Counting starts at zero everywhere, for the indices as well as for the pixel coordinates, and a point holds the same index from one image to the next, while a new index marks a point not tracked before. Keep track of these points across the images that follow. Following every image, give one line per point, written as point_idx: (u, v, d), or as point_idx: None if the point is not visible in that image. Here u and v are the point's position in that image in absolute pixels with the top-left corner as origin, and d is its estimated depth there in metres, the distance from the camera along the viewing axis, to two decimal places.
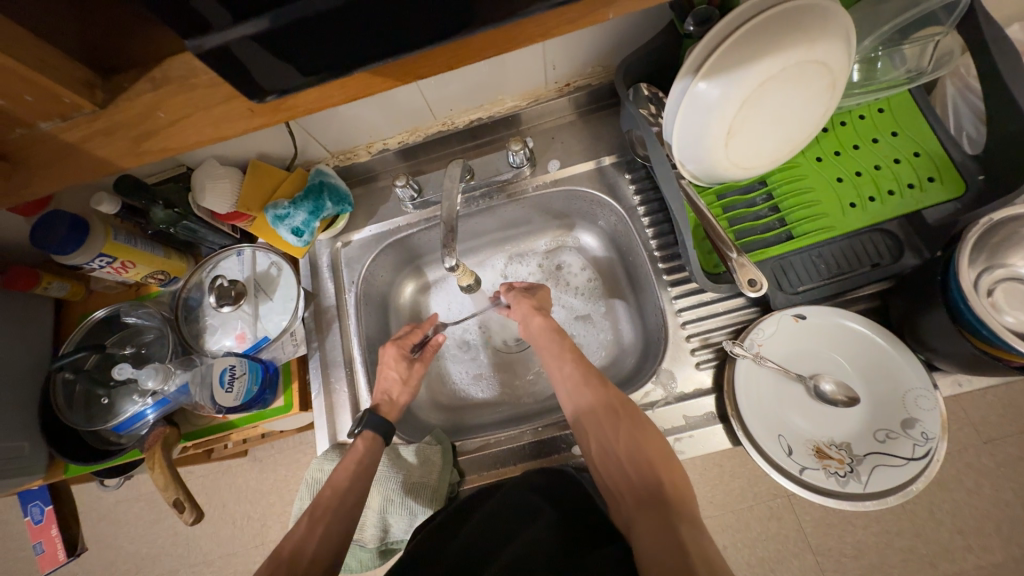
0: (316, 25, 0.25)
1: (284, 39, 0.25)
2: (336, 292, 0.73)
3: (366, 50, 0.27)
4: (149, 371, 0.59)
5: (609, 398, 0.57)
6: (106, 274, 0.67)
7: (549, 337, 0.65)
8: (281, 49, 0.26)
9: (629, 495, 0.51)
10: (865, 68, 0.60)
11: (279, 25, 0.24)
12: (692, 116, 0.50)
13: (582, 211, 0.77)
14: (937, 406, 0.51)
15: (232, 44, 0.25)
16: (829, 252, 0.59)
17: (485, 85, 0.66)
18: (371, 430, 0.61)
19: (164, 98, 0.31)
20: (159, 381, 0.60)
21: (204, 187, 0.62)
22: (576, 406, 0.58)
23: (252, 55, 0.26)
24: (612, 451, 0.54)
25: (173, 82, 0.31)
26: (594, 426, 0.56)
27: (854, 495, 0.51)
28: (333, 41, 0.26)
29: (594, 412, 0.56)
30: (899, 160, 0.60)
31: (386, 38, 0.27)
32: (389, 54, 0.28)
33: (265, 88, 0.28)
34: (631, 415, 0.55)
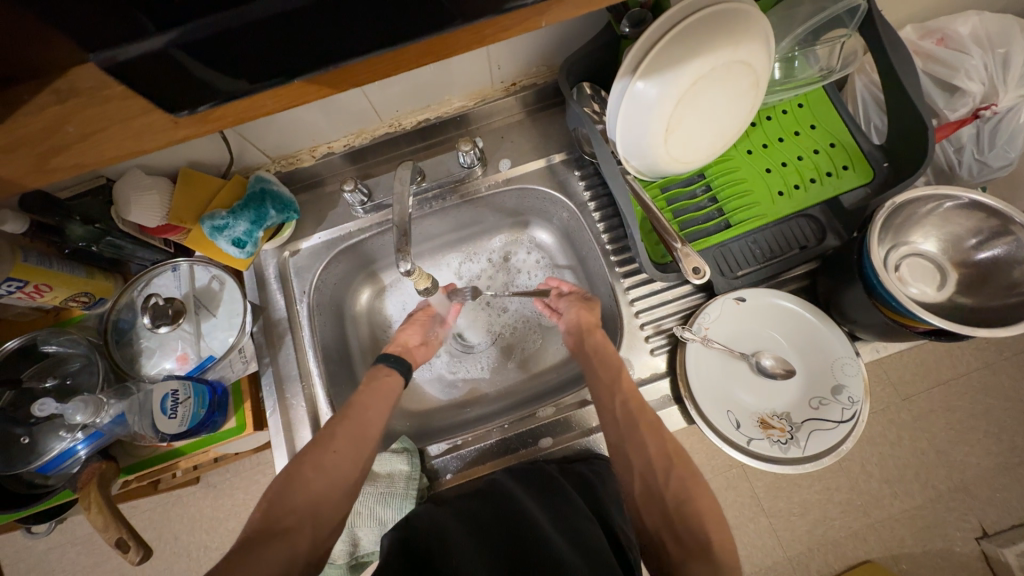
0: (239, 38, 0.24)
1: (205, 49, 0.24)
2: (287, 303, 0.70)
3: (297, 60, 0.27)
4: (77, 404, 0.53)
5: (664, 442, 0.53)
6: (15, 300, 0.60)
7: (603, 360, 0.60)
8: (201, 61, 0.25)
9: (672, 544, 0.46)
10: (785, 67, 0.65)
11: (198, 39, 0.23)
12: (632, 115, 0.53)
13: (536, 208, 0.78)
14: (859, 371, 0.57)
15: (144, 56, 0.23)
16: (763, 238, 0.64)
17: (432, 85, 0.65)
18: (393, 368, 0.63)
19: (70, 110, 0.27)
20: (89, 414, 0.54)
21: (128, 200, 0.57)
22: (624, 437, 0.54)
23: (171, 68, 0.24)
24: (658, 491, 0.50)
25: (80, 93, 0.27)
26: (643, 466, 0.52)
27: (795, 458, 0.55)
28: (260, 51, 0.25)
29: (644, 452, 0.52)
30: (819, 151, 0.66)
31: (319, 48, 0.26)
32: (320, 63, 0.27)
33: (187, 100, 0.27)
34: (683, 461, 0.51)
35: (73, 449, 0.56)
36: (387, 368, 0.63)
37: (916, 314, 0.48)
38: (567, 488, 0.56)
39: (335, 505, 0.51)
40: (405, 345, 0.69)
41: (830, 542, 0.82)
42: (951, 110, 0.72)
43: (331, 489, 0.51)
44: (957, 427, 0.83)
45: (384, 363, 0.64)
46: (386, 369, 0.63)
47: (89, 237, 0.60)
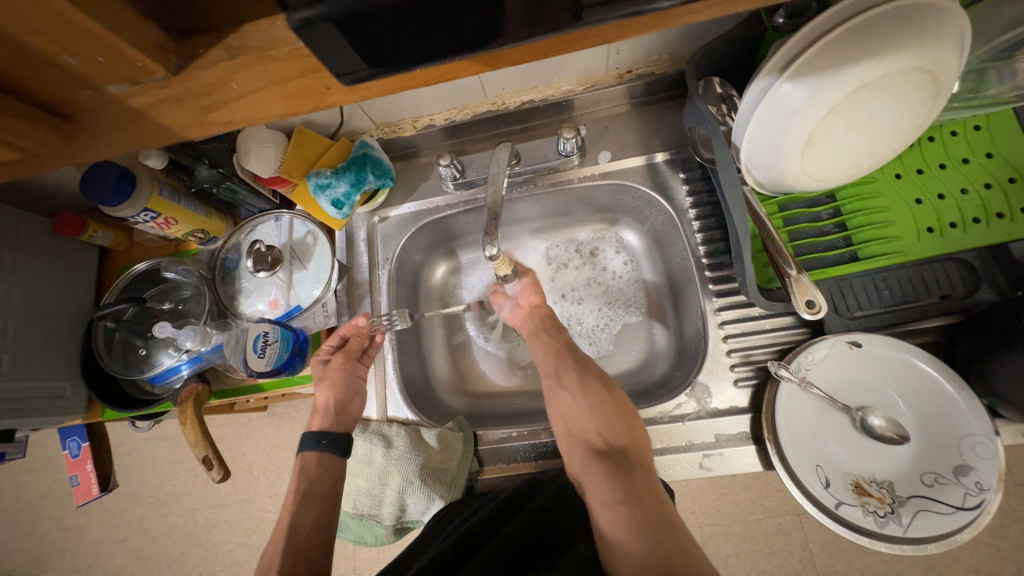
0: (399, 10, 0.23)
1: (359, 20, 0.23)
2: (370, 267, 0.72)
3: (446, 39, 0.25)
4: (188, 332, 0.59)
5: (589, 368, 0.60)
6: (149, 228, 0.68)
7: (544, 322, 0.67)
8: (348, 35, 0.23)
9: (583, 448, 0.54)
10: (973, 80, 0.53)
11: (358, 9, 0.22)
12: (769, 119, 0.47)
13: (627, 207, 0.73)
14: (997, 456, 0.47)
15: (307, 24, 0.22)
16: (896, 279, 0.55)
17: (541, 66, 0.62)
18: (310, 453, 0.60)
19: (234, 70, 0.28)
20: (198, 341, 0.60)
21: (249, 150, 0.62)
22: (552, 366, 0.62)
23: (326, 40, 0.24)
24: (580, 408, 0.57)
25: (250, 52, 0.27)
26: (570, 386, 0.59)
27: (893, 537, 0.48)
28: (414, 27, 0.24)
29: (567, 378, 0.60)
30: (992, 186, 0.55)
31: (469, 28, 0.24)
32: (474, 44, 0.26)
33: (334, 71, 0.26)
34: (607, 388, 0.58)
35: (177, 367, 0.63)
36: (316, 458, 0.60)
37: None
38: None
39: None
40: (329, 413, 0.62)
41: None
42: None
43: None
44: None
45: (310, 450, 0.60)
46: (316, 458, 0.60)
47: (212, 180, 0.65)
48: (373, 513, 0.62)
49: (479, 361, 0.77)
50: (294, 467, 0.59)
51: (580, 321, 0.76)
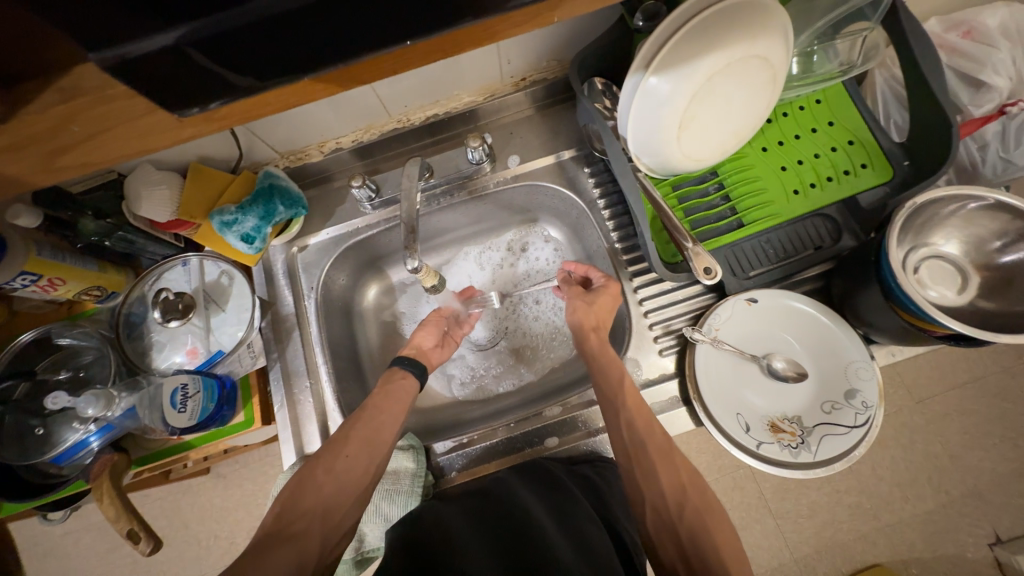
0: (235, 38, 0.23)
1: (195, 48, 0.23)
2: (295, 299, 0.70)
3: (294, 60, 0.26)
4: (88, 398, 0.54)
5: (677, 470, 0.51)
6: (31, 293, 0.61)
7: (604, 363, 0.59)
8: (187, 62, 0.24)
9: None
10: (803, 62, 0.62)
11: (192, 38, 0.23)
12: (644, 111, 0.52)
13: (545, 205, 0.77)
14: (874, 376, 0.56)
15: (144, 59, 0.23)
16: (776, 238, 0.63)
17: (440, 80, 0.65)
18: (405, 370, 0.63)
19: (73, 108, 0.26)
20: (101, 408, 0.55)
21: (139, 195, 0.58)
22: (632, 471, 0.52)
23: (168, 70, 0.24)
24: (673, 525, 0.48)
25: (83, 92, 0.26)
26: (655, 493, 0.50)
27: (806, 463, 0.55)
28: (260, 51, 0.24)
29: (650, 468, 0.51)
30: (835, 149, 0.64)
31: (315, 48, 0.25)
32: (321, 64, 0.27)
33: (185, 101, 0.26)
34: (701, 498, 0.50)
35: (86, 440, 0.57)
36: (402, 372, 0.63)
37: (936, 319, 0.47)
38: (574, 489, 0.56)
39: (344, 514, 0.51)
40: (420, 347, 0.69)
41: (838, 545, 0.81)
42: (975, 107, 0.69)
43: (340, 492, 0.52)
44: (972, 432, 0.81)
45: (399, 366, 0.64)
46: (401, 372, 0.63)
47: (101, 233, 0.60)
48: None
49: (437, 387, 0.76)
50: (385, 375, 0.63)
51: (536, 312, 0.78)
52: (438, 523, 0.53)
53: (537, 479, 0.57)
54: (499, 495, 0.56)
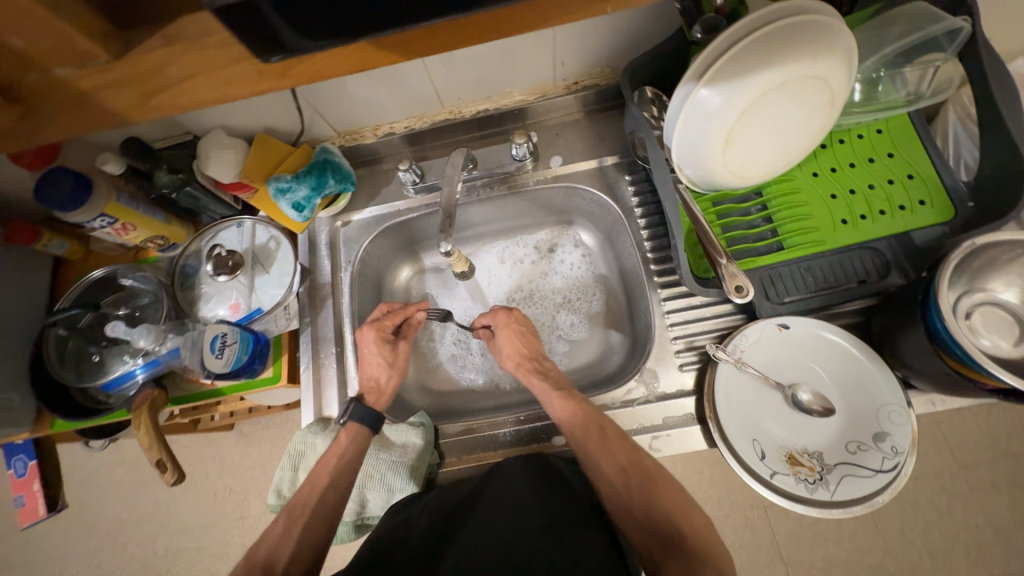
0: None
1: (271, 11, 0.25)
2: (333, 270, 0.74)
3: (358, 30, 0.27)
4: (142, 331, 0.61)
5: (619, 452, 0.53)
6: (107, 234, 0.68)
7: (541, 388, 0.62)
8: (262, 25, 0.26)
9: (652, 545, 0.47)
10: (867, 88, 0.61)
11: None
12: (692, 122, 0.52)
13: (581, 209, 0.78)
14: (909, 422, 0.52)
15: (229, 9, 0.24)
16: (818, 266, 0.61)
17: (493, 76, 0.67)
18: (356, 422, 0.61)
19: (174, 55, 0.29)
20: (152, 341, 0.61)
21: (210, 156, 0.64)
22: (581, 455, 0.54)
23: (245, 29, 0.26)
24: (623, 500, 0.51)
25: (184, 40, 0.29)
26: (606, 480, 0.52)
27: (821, 502, 0.52)
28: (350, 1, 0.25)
29: (597, 455, 0.53)
30: (893, 181, 0.61)
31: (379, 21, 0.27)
32: (380, 37, 0.28)
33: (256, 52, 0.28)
34: (639, 469, 0.52)
35: (132, 372, 0.62)
36: (356, 428, 0.61)
37: (987, 369, 0.44)
38: (575, 492, 0.56)
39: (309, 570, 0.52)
40: (376, 382, 0.66)
41: None
42: None
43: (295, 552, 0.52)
44: None
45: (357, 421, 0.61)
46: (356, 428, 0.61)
47: (172, 186, 0.65)
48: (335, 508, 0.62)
49: (448, 373, 0.78)
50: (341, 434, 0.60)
51: (552, 315, 0.79)
52: (419, 522, 0.54)
53: (548, 479, 0.56)
54: (501, 491, 0.55)
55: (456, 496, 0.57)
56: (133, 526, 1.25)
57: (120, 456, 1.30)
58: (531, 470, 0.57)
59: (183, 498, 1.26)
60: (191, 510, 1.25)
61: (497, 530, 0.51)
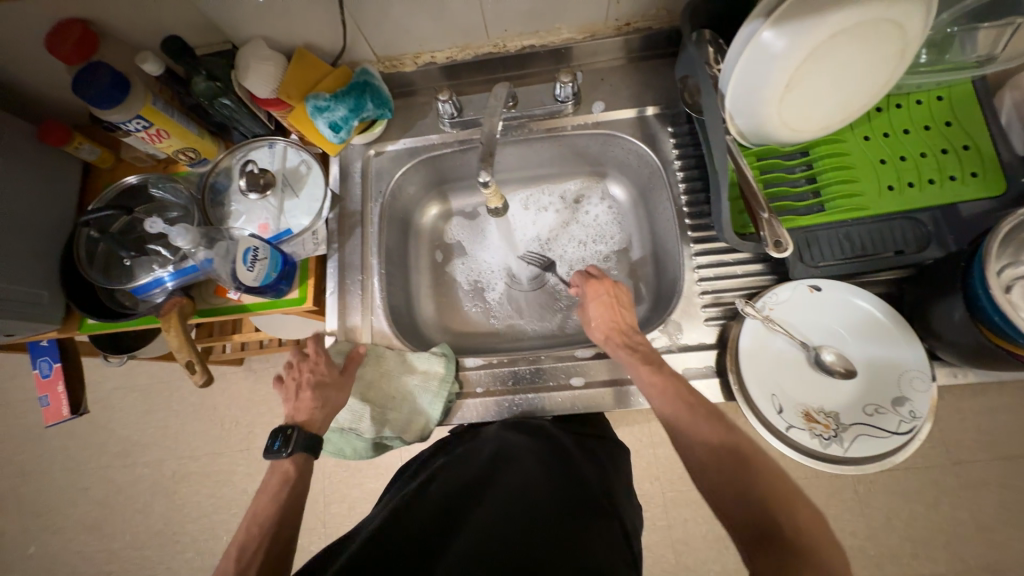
0: None
1: None
2: (362, 199, 0.73)
3: None
4: (180, 230, 0.58)
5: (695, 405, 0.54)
6: (140, 140, 0.67)
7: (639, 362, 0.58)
8: None
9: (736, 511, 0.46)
10: (933, 49, 0.58)
11: None
12: (755, 65, 0.50)
13: (616, 160, 0.76)
14: (930, 389, 0.53)
15: None
16: (858, 232, 0.59)
17: (544, 9, 0.65)
18: (303, 453, 0.55)
19: None
20: (189, 241, 0.59)
21: (248, 66, 0.62)
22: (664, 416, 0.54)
23: None
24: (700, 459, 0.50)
25: None
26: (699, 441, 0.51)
27: (833, 457, 0.53)
28: None
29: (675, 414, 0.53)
30: (947, 151, 0.59)
31: None
32: None
33: None
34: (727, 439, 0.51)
35: (162, 278, 0.64)
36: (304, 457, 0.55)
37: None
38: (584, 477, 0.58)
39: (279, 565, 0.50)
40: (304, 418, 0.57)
41: None
42: None
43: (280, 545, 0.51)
44: None
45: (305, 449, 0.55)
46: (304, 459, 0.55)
47: (207, 95, 0.64)
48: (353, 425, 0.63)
49: (467, 314, 0.79)
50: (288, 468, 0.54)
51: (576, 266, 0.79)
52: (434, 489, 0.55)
53: (546, 449, 0.60)
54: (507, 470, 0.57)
55: (462, 477, 0.56)
56: (145, 446, 1.30)
57: (133, 380, 1.35)
58: (536, 450, 0.59)
59: (192, 426, 1.30)
60: (199, 437, 1.29)
61: (510, 514, 0.51)
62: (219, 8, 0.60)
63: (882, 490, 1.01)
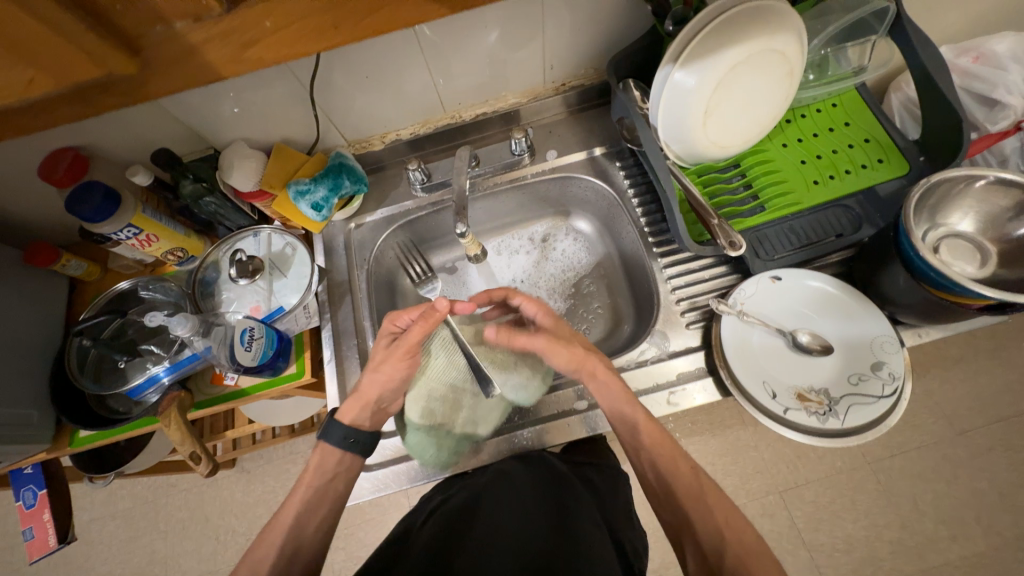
0: None
1: None
2: (349, 269, 0.77)
3: None
4: (181, 319, 0.59)
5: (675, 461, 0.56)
6: (129, 247, 0.71)
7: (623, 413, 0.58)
8: None
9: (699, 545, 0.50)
10: (816, 68, 0.70)
11: None
12: (674, 100, 0.59)
13: (576, 198, 0.84)
14: (900, 350, 0.58)
15: None
16: (799, 224, 0.67)
17: (491, 81, 0.75)
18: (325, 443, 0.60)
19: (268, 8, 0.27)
20: (189, 328, 0.60)
21: (232, 165, 0.68)
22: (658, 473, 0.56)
23: None
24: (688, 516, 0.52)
25: None
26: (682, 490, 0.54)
27: (833, 430, 0.56)
28: None
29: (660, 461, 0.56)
30: (853, 145, 0.69)
31: None
32: None
33: None
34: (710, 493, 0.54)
35: (158, 373, 0.64)
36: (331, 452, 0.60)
37: (971, 288, 0.49)
38: (580, 498, 0.61)
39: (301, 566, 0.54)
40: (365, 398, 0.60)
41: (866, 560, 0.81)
42: (993, 123, 0.85)
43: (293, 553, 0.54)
44: None
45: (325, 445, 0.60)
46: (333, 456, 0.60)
47: (193, 195, 0.70)
48: (444, 421, 0.62)
49: None
50: (313, 460, 0.60)
51: (559, 300, 0.83)
52: (428, 526, 0.57)
53: (541, 474, 0.63)
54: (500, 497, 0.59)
55: (455, 503, 0.59)
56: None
57: (116, 506, 1.25)
58: (532, 480, 0.61)
59: (185, 544, 1.21)
60: (195, 554, 1.20)
61: (503, 534, 0.53)
62: (203, 120, 0.67)
63: (899, 474, 1.01)
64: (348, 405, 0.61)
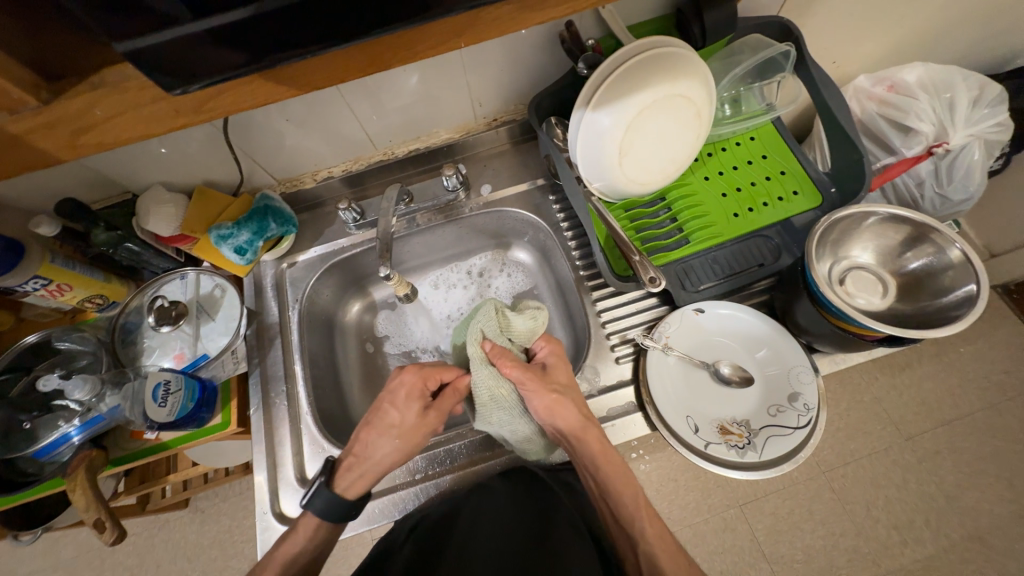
0: (261, 31, 0.25)
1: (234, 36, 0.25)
2: (280, 310, 0.76)
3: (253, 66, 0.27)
4: (78, 381, 0.60)
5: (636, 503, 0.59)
6: (39, 297, 0.67)
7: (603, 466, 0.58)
8: (173, 55, 0.25)
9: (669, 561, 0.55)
10: (732, 105, 0.72)
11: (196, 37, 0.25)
12: (589, 141, 0.60)
13: (514, 230, 0.85)
14: (814, 380, 0.60)
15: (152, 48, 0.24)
16: (721, 256, 0.68)
17: (420, 119, 0.75)
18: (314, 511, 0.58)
19: (98, 95, 0.28)
20: (87, 390, 0.60)
21: (148, 210, 0.66)
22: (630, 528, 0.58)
23: (160, 59, 0.25)
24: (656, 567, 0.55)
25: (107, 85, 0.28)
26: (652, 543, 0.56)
27: (751, 464, 0.57)
28: (311, 32, 0.26)
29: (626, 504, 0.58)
30: (769, 178, 0.72)
31: (287, 35, 0.26)
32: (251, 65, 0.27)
33: (174, 78, 0.26)
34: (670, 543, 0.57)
35: (68, 434, 0.61)
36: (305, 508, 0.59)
37: (863, 323, 0.51)
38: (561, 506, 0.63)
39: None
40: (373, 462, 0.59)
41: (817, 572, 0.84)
42: (909, 148, 0.88)
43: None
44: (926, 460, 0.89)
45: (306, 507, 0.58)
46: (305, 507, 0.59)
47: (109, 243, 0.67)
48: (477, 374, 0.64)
49: None
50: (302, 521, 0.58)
51: None
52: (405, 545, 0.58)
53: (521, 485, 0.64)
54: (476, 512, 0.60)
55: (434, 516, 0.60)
56: None
57: (52, 558, 1.18)
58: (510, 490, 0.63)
59: None
60: None
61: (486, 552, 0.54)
62: (117, 166, 0.65)
63: (858, 483, 0.88)
64: (356, 479, 0.59)
